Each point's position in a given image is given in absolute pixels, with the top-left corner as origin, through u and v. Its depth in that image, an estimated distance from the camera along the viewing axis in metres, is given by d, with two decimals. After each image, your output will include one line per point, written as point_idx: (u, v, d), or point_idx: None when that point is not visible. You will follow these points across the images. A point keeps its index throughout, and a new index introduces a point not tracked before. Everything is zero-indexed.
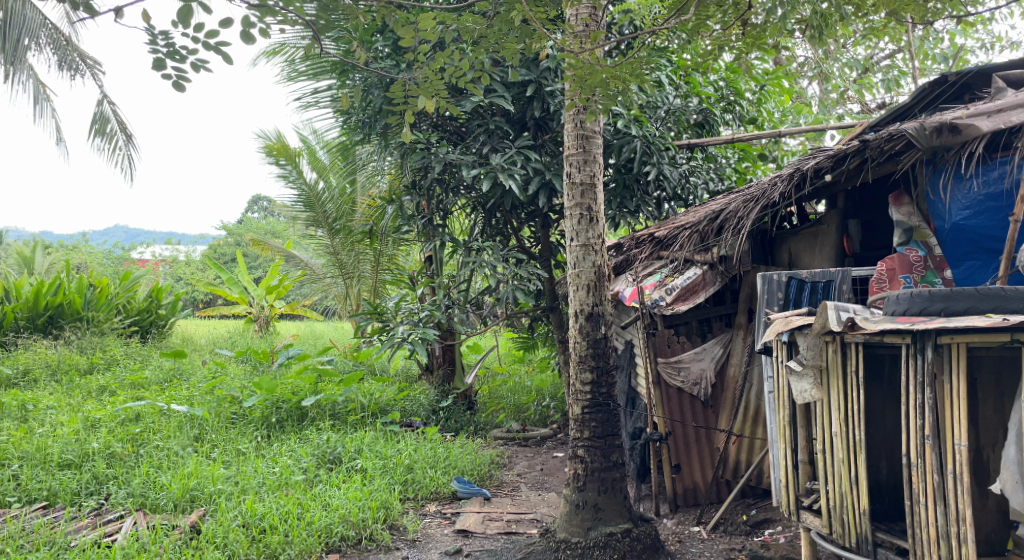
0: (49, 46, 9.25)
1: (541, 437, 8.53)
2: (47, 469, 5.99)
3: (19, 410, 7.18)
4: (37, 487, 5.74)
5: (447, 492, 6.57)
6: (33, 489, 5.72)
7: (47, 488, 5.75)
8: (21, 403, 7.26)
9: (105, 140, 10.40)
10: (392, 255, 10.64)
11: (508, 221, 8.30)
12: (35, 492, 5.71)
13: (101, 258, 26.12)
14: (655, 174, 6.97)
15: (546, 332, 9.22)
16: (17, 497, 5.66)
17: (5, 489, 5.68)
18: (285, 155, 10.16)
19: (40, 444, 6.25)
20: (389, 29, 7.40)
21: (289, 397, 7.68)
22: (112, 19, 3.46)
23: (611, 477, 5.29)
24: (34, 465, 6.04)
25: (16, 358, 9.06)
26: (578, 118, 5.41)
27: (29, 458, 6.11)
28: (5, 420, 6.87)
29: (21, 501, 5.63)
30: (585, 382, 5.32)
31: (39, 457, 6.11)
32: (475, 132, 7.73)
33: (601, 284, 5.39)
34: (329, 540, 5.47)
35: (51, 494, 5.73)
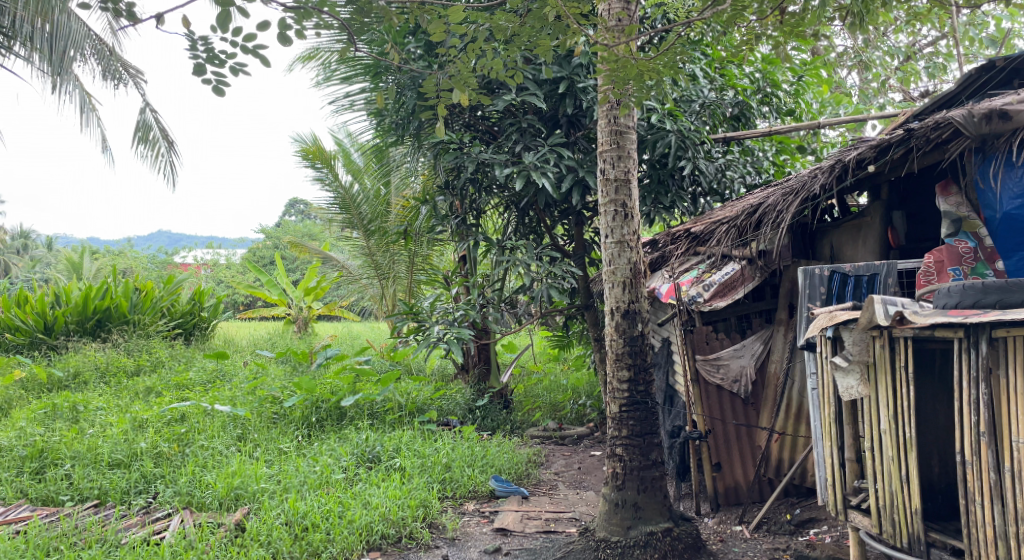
0: (93, 56, 9.43)
1: (578, 435, 8.48)
2: (98, 469, 6.11)
3: (70, 411, 7.34)
4: (89, 486, 5.87)
5: (485, 491, 6.57)
6: (85, 488, 5.85)
7: (98, 487, 5.87)
8: (72, 404, 7.43)
9: (148, 147, 10.57)
10: (426, 255, 10.67)
11: (541, 220, 8.26)
12: (87, 491, 5.84)
13: (145, 263, 26.67)
14: (690, 169, 6.89)
15: (582, 330, 9.16)
16: (70, 495, 5.80)
17: (58, 488, 5.83)
18: (321, 158, 10.25)
19: (91, 444, 6.37)
20: (421, 30, 7.44)
21: (328, 397, 7.78)
22: (153, 26, 3.51)
23: (651, 475, 5.24)
24: (86, 464, 6.17)
25: (66, 361, 9.27)
26: (612, 114, 5.36)
27: (81, 458, 6.24)
28: (56, 421, 7.04)
29: (73, 499, 5.77)
30: (622, 380, 5.28)
31: (90, 457, 6.23)
32: (508, 130, 7.71)
33: (637, 281, 5.34)
34: (370, 538, 5.50)
35: (102, 493, 5.84)
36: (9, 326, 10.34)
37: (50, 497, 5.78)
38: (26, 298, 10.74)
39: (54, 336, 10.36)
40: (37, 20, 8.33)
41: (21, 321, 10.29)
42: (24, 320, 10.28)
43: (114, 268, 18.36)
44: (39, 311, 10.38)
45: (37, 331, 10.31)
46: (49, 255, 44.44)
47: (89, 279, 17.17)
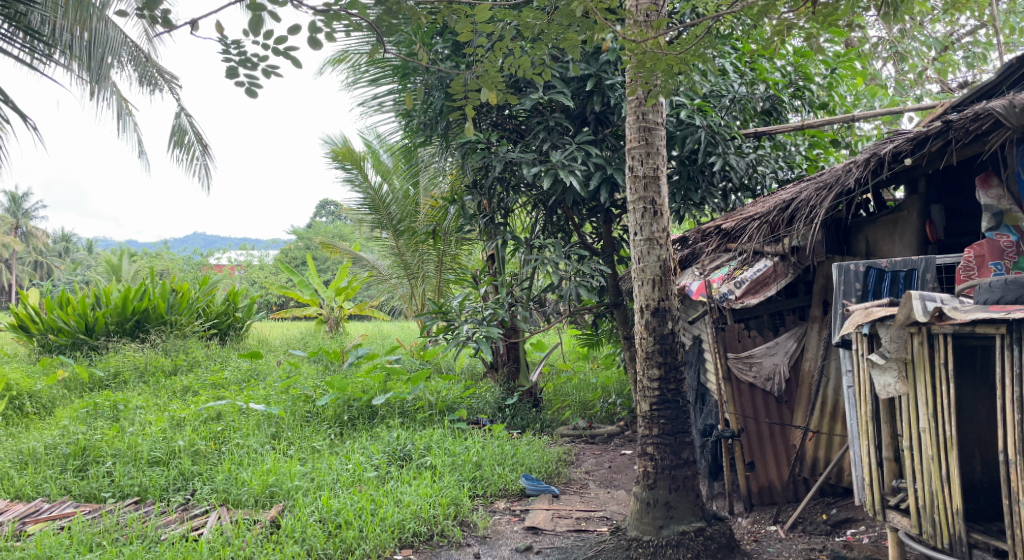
0: (130, 63, 9.57)
1: (609, 434, 8.44)
2: (138, 467, 6.20)
3: (111, 410, 7.45)
4: (130, 483, 5.96)
5: (516, 490, 6.56)
6: (126, 485, 5.94)
7: (138, 485, 5.95)
8: (113, 404, 7.56)
9: (184, 150, 10.70)
10: (455, 255, 10.68)
11: (569, 218, 8.22)
12: (128, 488, 5.93)
13: (180, 264, 27.08)
14: (721, 165, 6.81)
15: (611, 328, 9.10)
16: (112, 492, 5.89)
17: (100, 486, 5.93)
18: (351, 159, 10.34)
19: (131, 442, 6.47)
20: (449, 30, 7.46)
21: (359, 396, 7.83)
22: (187, 31, 3.54)
23: (682, 475, 5.20)
24: (126, 462, 6.26)
25: (107, 361, 9.45)
26: (640, 110, 5.33)
27: (121, 456, 6.34)
28: (97, 420, 7.16)
29: (114, 496, 5.86)
30: (653, 378, 5.24)
31: (130, 455, 6.33)
32: (535, 129, 7.69)
33: (667, 279, 5.29)
34: (402, 536, 5.52)
35: (142, 490, 5.93)
36: (53, 328, 10.65)
37: (92, 494, 5.89)
38: (67, 300, 10.95)
39: (94, 337, 10.56)
40: (76, 29, 8.47)
41: (63, 322, 10.57)
42: (66, 321, 10.54)
43: (151, 269, 18.68)
44: (80, 312, 10.60)
45: (79, 332, 10.54)
46: (87, 258, 45.30)
47: (128, 281, 17.46)
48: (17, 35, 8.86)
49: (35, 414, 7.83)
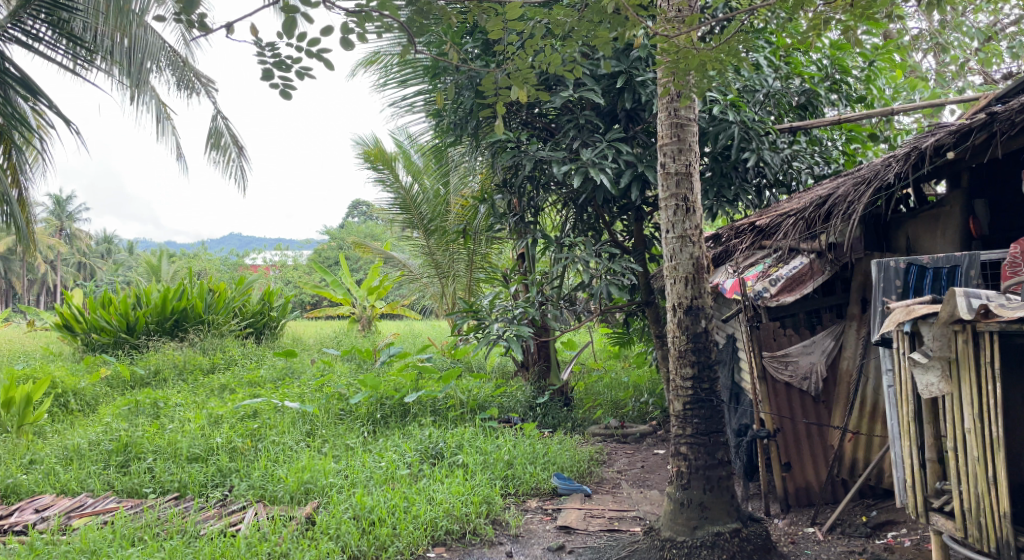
0: (168, 67, 9.69)
1: (641, 433, 8.36)
2: (178, 463, 6.29)
3: (152, 408, 7.58)
4: (170, 479, 6.05)
5: (547, 489, 6.53)
6: (166, 481, 6.03)
7: (178, 480, 6.03)
8: (153, 401, 7.68)
9: (220, 153, 10.83)
10: (485, 254, 10.67)
11: (600, 216, 8.15)
12: (168, 484, 6.02)
13: (215, 265, 27.45)
14: (755, 161, 6.70)
15: (642, 327, 9.02)
16: (153, 488, 5.99)
17: (141, 481, 6.03)
18: (382, 159, 10.41)
19: (171, 439, 6.56)
20: (479, 30, 7.47)
21: (392, 394, 7.85)
22: (223, 35, 3.57)
23: (717, 475, 5.15)
24: (166, 459, 6.35)
25: (148, 359, 9.63)
26: (672, 106, 5.30)
27: (162, 452, 6.43)
28: (138, 417, 7.28)
29: (156, 492, 5.95)
30: (686, 377, 5.20)
31: (170, 451, 6.42)
32: (565, 127, 7.65)
33: (700, 277, 5.25)
34: (435, 534, 5.52)
35: (182, 486, 6.00)
36: (96, 327, 10.81)
37: (134, 489, 5.99)
38: (110, 300, 11.11)
39: (135, 336, 10.75)
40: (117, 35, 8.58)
41: (106, 321, 10.73)
42: (109, 320, 10.70)
43: (189, 269, 18.97)
44: (122, 311, 10.77)
45: (120, 331, 10.71)
46: (126, 260, 46.17)
47: (167, 281, 17.73)
48: (61, 42, 8.99)
49: (78, 411, 7.98)
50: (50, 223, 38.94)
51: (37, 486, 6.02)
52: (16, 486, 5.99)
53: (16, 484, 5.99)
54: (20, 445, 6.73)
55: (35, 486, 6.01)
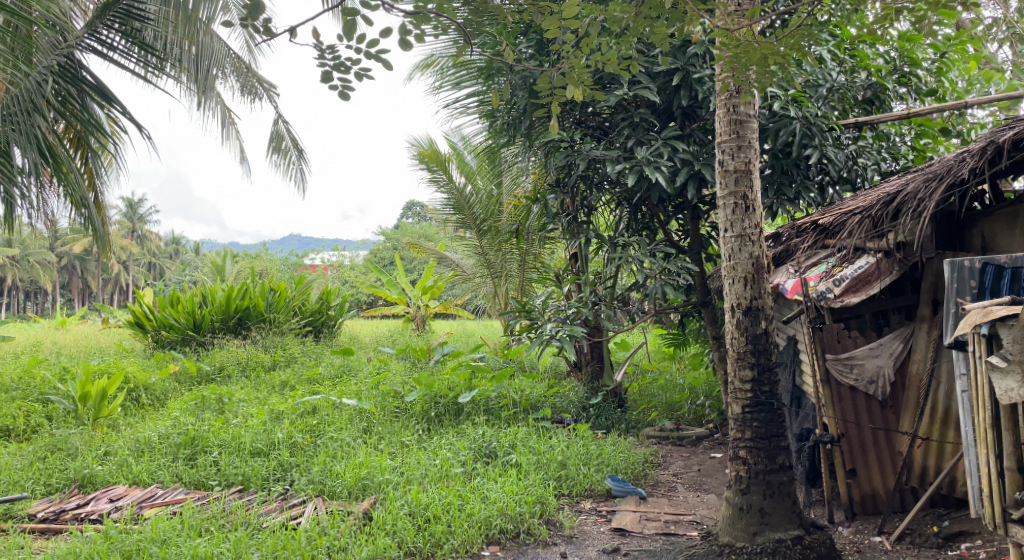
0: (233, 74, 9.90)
1: (697, 436, 8.20)
2: (242, 457, 6.41)
3: (217, 403, 7.75)
4: (235, 472, 6.16)
5: (601, 490, 6.45)
6: (231, 474, 6.14)
7: (242, 474, 6.14)
8: (218, 396, 7.85)
9: (281, 156, 11.04)
10: (537, 254, 10.60)
11: (655, 215, 8.03)
12: (233, 477, 6.13)
13: (274, 264, 28.00)
14: (817, 158, 6.50)
15: (699, 328, 8.85)
16: (218, 481, 6.11)
17: (208, 474, 6.15)
18: (436, 160, 10.48)
19: (235, 434, 6.69)
20: (534, 29, 7.46)
21: (446, 393, 7.86)
22: (286, 38, 3.60)
23: (778, 480, 5.08)
24: (231, 453, 6.47)
25: (212, 356, 9.85)
26: (731, 102, 5.20)
27: (227, 446, 6.57)
28: (205, 412, 7.44)
29: (221, 484, 6.08)
30: (745, 379, 5.13)
31: (234, 445, 6.55)
32: (620, 125, 7.57)
33: (760, 277, 5.17)
34: (489, 532, 5.51)
35: (245, 479, 6.11)
36: (164, 325, 11.11)
37: (201, 482, 6.12)
38: (177, 299, 11.41)
39: (202, 333, 11.02)
40: (185, 43, 8.63)
41: (174, 319, 11.03)
42: (177, 318, 10.98)
43: (252, 269, 19.40)
44: (189, 309, 11.05)
45: (188, 329, 11.00)
46: (192, 260, 47.54)
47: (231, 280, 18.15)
48: (133, 49, 8.90)
49: (149, 405, 8.19)
50: (122, 225, 40.35)
51: (111, 476, 6.19)
52: (92, 477, 6.20)
53: (92, 474, 6.20)
54: (96, 437, 6.92)
55: (110, 476, 6.19)
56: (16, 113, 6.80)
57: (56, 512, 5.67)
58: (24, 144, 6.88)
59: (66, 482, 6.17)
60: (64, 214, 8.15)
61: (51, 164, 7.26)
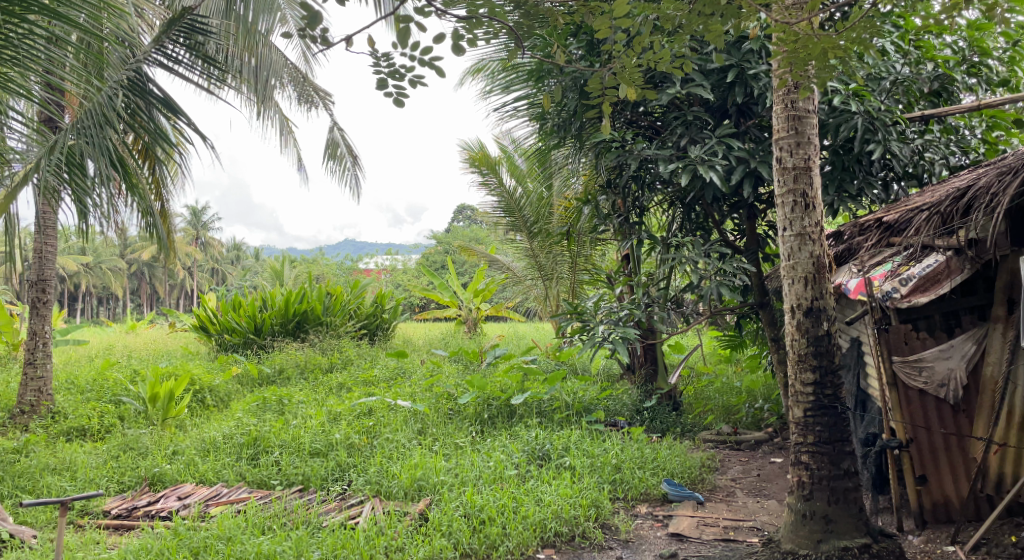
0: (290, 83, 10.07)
1: (756, 441, 8.00)
2: (301, 457, 6.49)
3: (277, 404, 7.88)
4: (295, 472, 6.24)
5: (657, 494, 6.34)
6: (291, 474, 6.22)
7: (302, 474, 6.21)
8: (278, 398, 7.96)
9: (336, 163, 11.19)
10: (589, 256, 10.46)
11: (709, 214, 7.87)
12: (293, 476, 6.20)
13: (329, 269, 28.43)
14: (880, 153, 6.29)
15: (757, 329, 8.65)
16: (280, 480, 6.19)
17: (269, 473, 6.24)
18: (486, 163, 10.55)
19: (295, 435, 6.78)
20: (583, 31, 7.42)
21: (498, 395, 7.87)
22: (342, 47, 3.62)
23: (843, 486, 4.94)
24: (291, 453, 6.55)
25: (273, 358, 10.05)
26: (789, 98, 5.07)
27: (287, 446, 6.66)
28: (266, 413, 7.56)
29: (282, 484, 6.15)
30: (807, 383, 5.01)
31: (294, 445, 6.64)
32: (672, 124, 7.45)
33: (821, 277, 5.02)
34: (544, 535, 5.46)
35: (305, 479, 6.18)
36: (227, 328, 11.38)
37: (263, 481, 6.21)
38: (239, 303, 11.67)
39: (262, 336, 11.26)
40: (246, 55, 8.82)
41: (237, 323, 11.30)
42: (239, 321, 11.27)
43: (311, 274, 19.77)
44: (250, 313, 11.30)
45: (249, 332, 11.24)
46: (251, 266, 48.66)
47: (289, 286, 18.49)
48: (197, 63, 7.58)
49: (214, 406, 8.37)
50: (187, 233, 41.62)
51: (179, 475, 6.32)
52: (162, 475, 6.34)
53: (161, 473, 6.34)
54: (165, 437, 7.09)
55: (178, 475, 6.32)
56: (89, 126, 6.74)
57: (128, 509, 5.82)
58: (98, 156, 6.74)
59: (137, 480, 6.32)
60: (133, 228, 8.35)
61: (123, 178, 7.01)
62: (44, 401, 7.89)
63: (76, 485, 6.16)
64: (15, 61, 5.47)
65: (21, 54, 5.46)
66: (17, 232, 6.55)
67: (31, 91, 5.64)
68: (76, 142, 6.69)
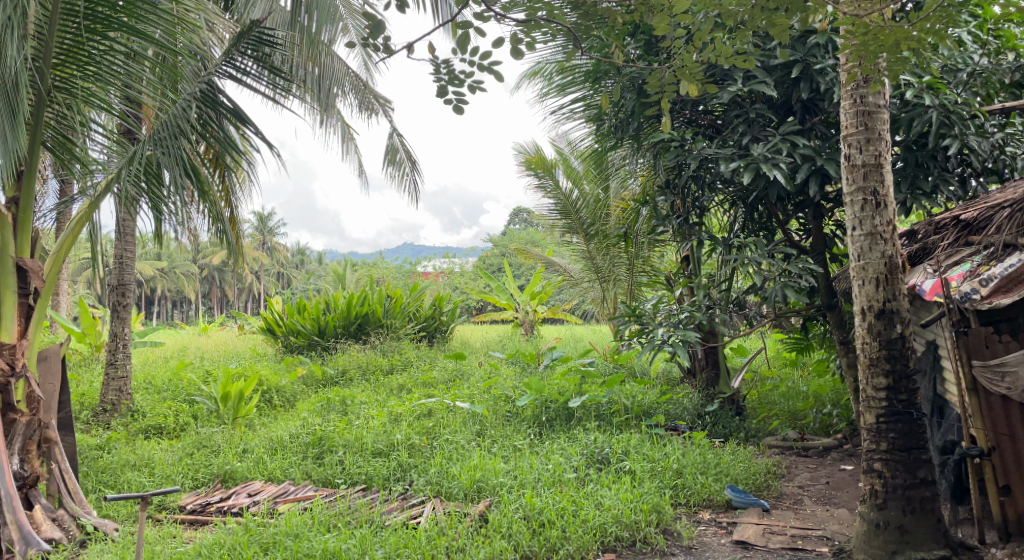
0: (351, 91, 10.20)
1: (824, 447, 7.76)
2: (364, 456, 6.54)
3: (340, 405, 7.97)
4: (358, 471, 6.29)
5: (721, 501, 6.18)
6: (355, 473, 6.27)
7: (365, 473, 6.26)
8: (341, 399, 8.06)
9: (396, 168, 11.29)
10: (648, 257, 10.24)
11: (773, 214, 7.66)
12: (357, 476, 6.26)
13: (388, 271, 28.78)
14: (957, 148, 6.03)
15: (824, 333, 8.40)
16: (344, 479, 6.25)
17: (334, 472, 6.31)
18: (543, 166, 10.55)
19: (358, 435, 6.85)
20: (641, 30, 7.32)
21: (556, 397, 7.81)
22: (404, 55, 3.63)
23: (920, 496, 4.76)
24: (355, 452, 6.62)
25: (336, 360, 10.19)
26: (859, 92, 4.90)
27: (351, 446, 6.72)
28: (331, 413, 7.66)
29: (346, 483, 6.21)
30: (879, 388, 4.82)
31: (357, 445, 6.70)
32: (734, 122, 7.29)
33: (894, 277, 4.83)
34: (605, 540, 5.37)
35: (368, 478, 6.23)
36: (292, 330, 11.59)
37: (328, 479, 6.27)
38: (304, 306, 11.88)
39: (326, 338, 11.46)
40: (309, 64, 8.96)
41: (301, 325, 11.51)
42: (303, 323, 11.47)
43: (371, 277, 20.04)
44: (314, 315, 11.51)
45: (313, 334, 11.44)
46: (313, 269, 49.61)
47: (350, 289, 18.79)
48: (265, 73, 7.65)
49: (281, 406, 8.52)
50: (252, 238, 42.73)
51: (249, 472, 6.44)
52: (233, 473, 6.45)
53: (233, 470, 6.45)
54: (235, 436, 7.24)
55: (248, 472, 6.44)
56: (165, 136, 6.74)
57: (203, 505, 5.95)
58: (172, 165, 6.76)
59: (210, 477, 6.45)
60: (204, 233, 8.54)
61: (197, 186, 7.06)
62: (124, 400, 8.14)
63: (154, 481, 6.32)
64: (97, 77, 5.64)
65: (102, 70, 5.64)
66: (101, 241, 6.68)
67: (112, 105, 5.84)
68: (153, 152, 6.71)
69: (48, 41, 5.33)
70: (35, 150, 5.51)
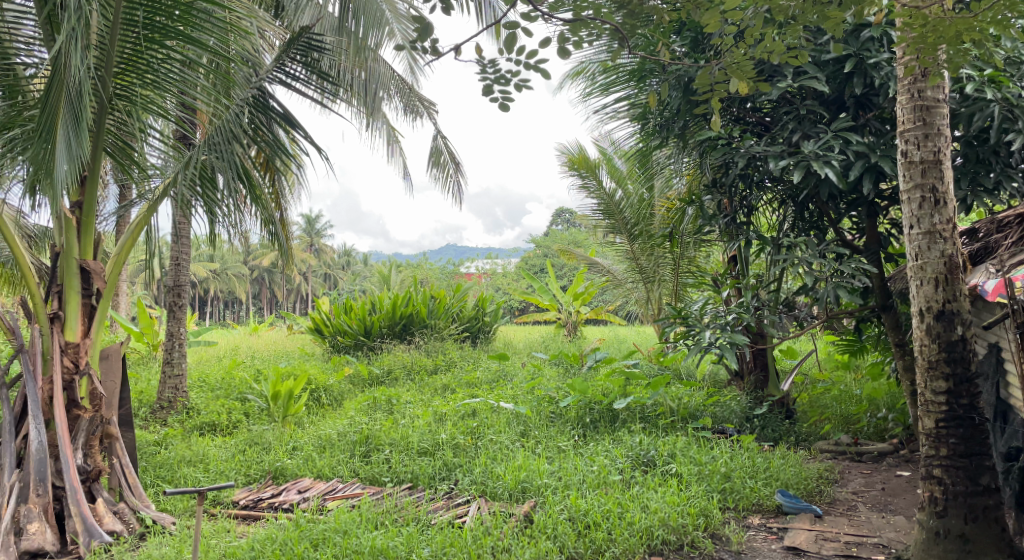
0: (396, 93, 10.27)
1: (878, 453, 7.54)
2: (410, 455, 6.56)
3: (386, 404, 8.02)
4: (404, 470, 6.30)
5: (771, 506, 6.04)
6: (401, 471, 6.29)
7: (411, 471, 6.27)
8: (387, 398, 8.10)
9: (440, 169, 11.33)
10: (693, 258, 10.09)
11: (824, 213, 7.47)
12: (403, 474, 6.27)
13: (432, 272, 28.95)
14: (1021, 142, 5.80)
15: (879, 335, 8.17)
16: (390, 477, 6.27)
17: (380, 471, 6.33)
18: (586, 166, 10.47)
19: (404, 434, 6.88)
20: (688, 26, 7.21)
21: (601, 399, 7.73)
22: (451, 55, 3.61)
23: (982, 504, 4.58)
24: (401, 451, 6.65)
25: (382, 360, 10.26)
26: (917, 86, 4.74)
27: (396, 445, 6.75)
28: (377, 412, 7.70)
29: (392, 481, 6.22)
30: (939, 391, 4.66)
31: (403, 444, 6.72)
32: (784, 119, 7.14)
33: (954, 277, 4.65)
34: (651, 543, 5.28)
35: (414, 477, 6.23)
36: (339, 330, 11.70)
37: (374, 478, 6.29)
38: (350, 306, 11.99)
39: (371, 338, 11.55)
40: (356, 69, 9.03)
41: (347, 325, 11.61)
42: (350, 323, 11.57)
43: (415, 278, 20.19)
44: (360, 315, 11.60)
45: (359, 334, 11.53)
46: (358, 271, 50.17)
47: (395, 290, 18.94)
48: (313, 78, 7.73)
49: (329, 405, 8.60)
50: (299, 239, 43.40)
51: (298, 469, 6.50)
52: (283, 469, 6.51)
53: (282, 467, 6.52)
54: (285, 433, 7.33)
55: (297, 469, 6.49)
56: (219, 141, 6.85)
57: (254, 500, 6.02)
58: (226, 169, 6.86)
59: (262, 473, 6.53)
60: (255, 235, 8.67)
61: (249, 191, 7.18)
62: (179, 398, 8.30)
63: (208, 476, 6.41)
64: (155, 84, 5.75)
65: (161, 78, 5.74)
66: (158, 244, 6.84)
67: (169, 111, 5.94)
68: (207, 157, 6.82)
69: (110, 50, 5.43)
70: (97, 156, 5.62)
